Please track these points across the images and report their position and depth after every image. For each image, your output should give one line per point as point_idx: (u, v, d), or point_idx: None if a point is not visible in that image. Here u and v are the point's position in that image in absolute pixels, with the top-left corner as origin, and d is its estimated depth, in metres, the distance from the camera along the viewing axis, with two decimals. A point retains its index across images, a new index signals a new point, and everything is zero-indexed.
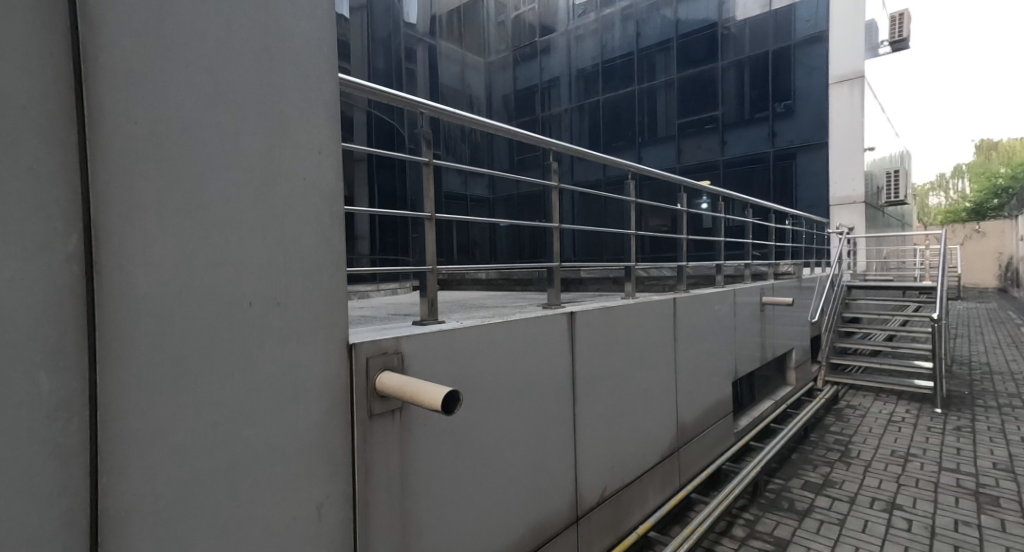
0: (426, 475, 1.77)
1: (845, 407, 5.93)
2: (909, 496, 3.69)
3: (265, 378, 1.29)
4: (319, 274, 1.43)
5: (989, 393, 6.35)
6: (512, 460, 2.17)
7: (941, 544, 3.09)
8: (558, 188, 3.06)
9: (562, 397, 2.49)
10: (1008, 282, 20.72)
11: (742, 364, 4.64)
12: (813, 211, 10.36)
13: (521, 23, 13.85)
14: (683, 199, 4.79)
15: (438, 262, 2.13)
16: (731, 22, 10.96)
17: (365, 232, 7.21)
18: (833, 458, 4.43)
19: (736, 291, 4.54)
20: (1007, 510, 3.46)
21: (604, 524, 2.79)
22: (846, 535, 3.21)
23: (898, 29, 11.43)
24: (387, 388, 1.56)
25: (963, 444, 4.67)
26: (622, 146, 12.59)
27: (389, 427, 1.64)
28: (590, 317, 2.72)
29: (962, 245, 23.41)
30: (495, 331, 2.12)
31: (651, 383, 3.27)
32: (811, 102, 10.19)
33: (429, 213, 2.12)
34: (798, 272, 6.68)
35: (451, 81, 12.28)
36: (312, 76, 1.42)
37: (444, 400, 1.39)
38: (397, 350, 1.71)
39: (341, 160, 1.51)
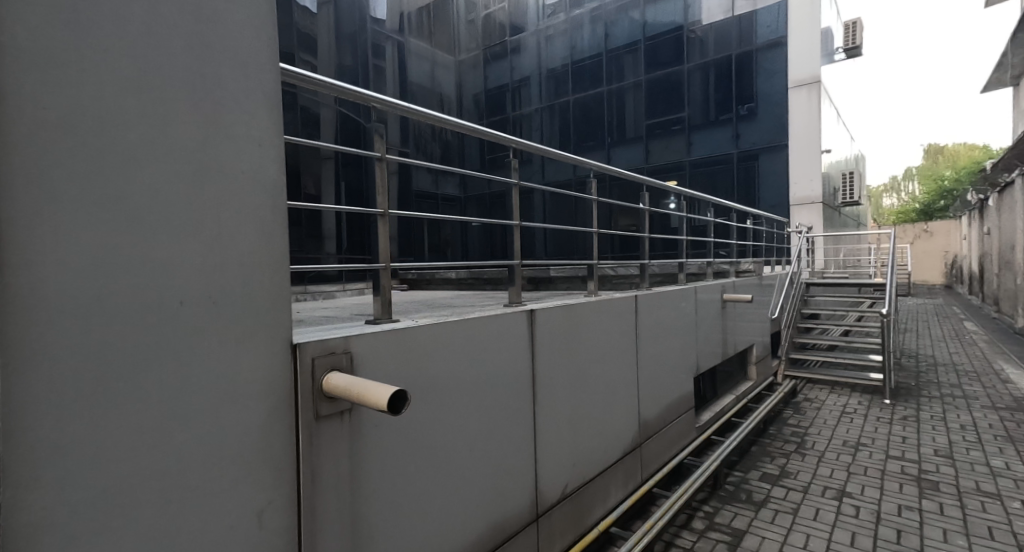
0: (375, 478, 1.72)
1: (802, 401, 6.14)
2: (858, 484, 3.84)
3: (199, 379, 1.23)
4: (259, 270, 1.38)
5: (934, 384, 6.69)
6: (469, 460, 2.15)
7: (886, 529, 3.22)
8: (518, 187, 3.11)
9: (520, 396, 2.48)
10: (952, 278, 22.05)
11: (703, 360, 4.74)
12: (774, 211, 10.73)
13: (491, 22, 13.77)
14: (645, 199, 4.87)
15: (390, 260, 2.09)
16: (697, 26, 11.19)
17: (332, 231, 7.28)
18: (789, 449, 4.58)
19: (697, 288, 4.62)
20: (945, 494, 3.63)
21: (565, 522, 2.80)
22: (799, 524, 3.32)
23: (852, 37, 12.02)
24: (334, 389, 1.52)
25: (908, 432, 4.91)
26: (592, 146, 12.71)
27: (336, 430, 1.59)
28: (550, 315, 2.72)
29: (912, 244, 24.70)
30: (452, 330, 2.09)
31: (612, 379, 3.31)
32: (772, 105, 10.52)
33: (382, 210, 2.08)
34: (759, 270, 6.87)
35: (417, 78, 11.51)
36: (250, 65, 1.37)
37: (391, 399, 1.37)
38: (346, 351, 1.66)
39: (283, 155, 1.45)
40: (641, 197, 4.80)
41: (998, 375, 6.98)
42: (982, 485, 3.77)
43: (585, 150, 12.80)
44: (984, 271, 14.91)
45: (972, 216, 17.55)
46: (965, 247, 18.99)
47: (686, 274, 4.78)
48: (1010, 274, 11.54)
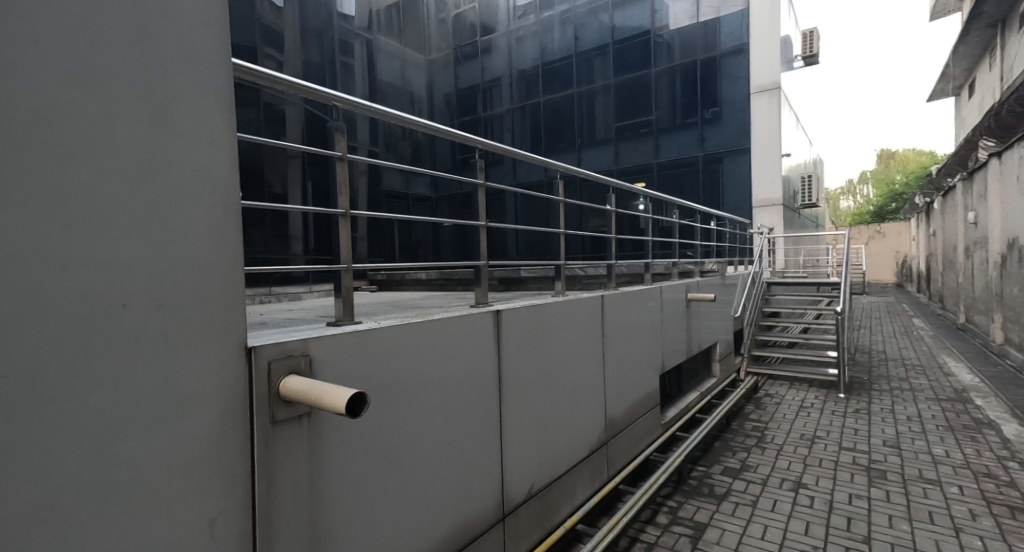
0: (337, 482, 1.70)
1: (763, 396, 6.35)
2: (814, 475, 3.99)
3: (146, 386, 1.19)
4: (209, 271, 1.33)
5: (886, 378, 7.02)
6: (434, 461, 2.14)
7: (837, 517, 3.36)
8: (485, 187, 3.12)
9: (486, 396, 2.48)
10: (903, 277, 23.22)
11: (669, 358, 4.84)
12: (738, 213, 11.07)
13: (461, 22, 13.70)
14: (612, 200, 4.95)
15: (352, 260, 2.07)
16: (664, 31, 11.43)
17: (299, 231, 7.13)
18: (750, 444, 4.73)
19: (662, 288, 4.72)
20: (891, 482, 3.82)
21: (531, 520, 2.82)
22: (758, 515, 3.43)
23: (809, 45, 12.54)
24: (291, 393, 1.49)
25: (860, 424, 5.14)
26: (562, 148, 12.82)
27: (294, 435, 1.56)
28: (516, 315, 2.73)
29: (867, 245, 25.90)
30: (416, 331, 2.08)
31: (579, 378, 3.35)
32: (735, 110, 10.85)
33: (343, 210, 2.05)
34: (722, 270, 7.07)
35: (388, 78, 11.25)
36: (200, 59, 1.32)
37: (350, 402, 1.36)
38: (304, 353, 1.63)
39: (235, 153, 1.41)
40: (608, 199, 4.88)
41: (942, 368, 7.40)
42: (925, 472, 3.98)
43: (556, 152, 12.90)
44: (931, 271, 15.77)
45: (920, 218, 18.51)
46: (914, 248, 20.06)
47: (652, 273, 4.88)
48: (953, 273, 12.26)
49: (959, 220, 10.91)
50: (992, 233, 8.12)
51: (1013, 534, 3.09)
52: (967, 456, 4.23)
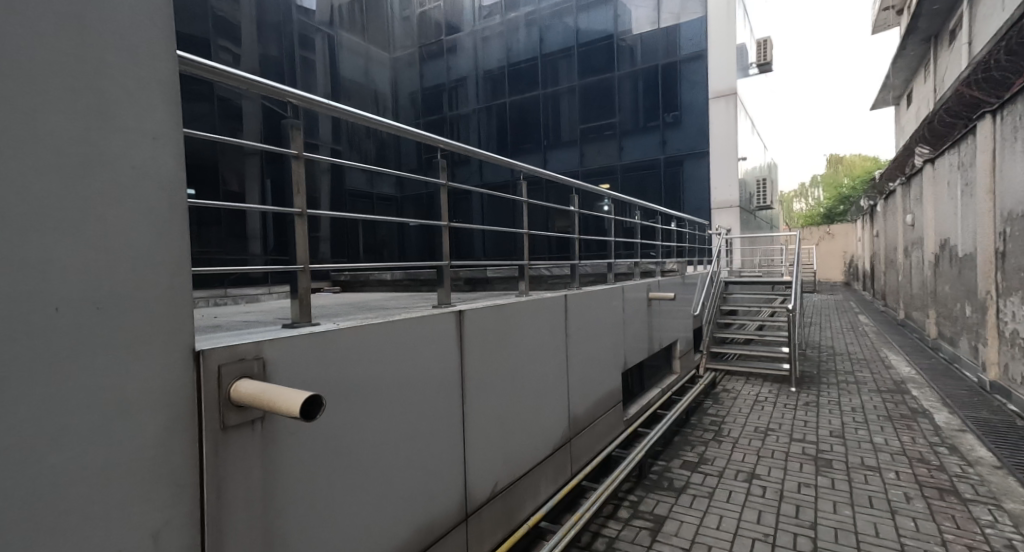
0: (292, 487, 1.65)
1: (721, 391, 6.57)
2: (766, 466, 4.16)
3: (82, 393, 1.13)
4: (153, 272, 1.28)
5: (833, 371, 7.40)
6: (395, 463, 2.11)
7: (787, 505, 3.51)
8: (447, 187, 3.10)
9: (448, 397, 2.47)
10: (849, 276, 24.48)
11: (631, 356, 4.94)
12: (698, 215, 11.40)
13: (426, 20, 13.54)
14: (575, 201, 5.01)
15: (309, 261, 2.02)
16: (627, 35, 11.65)
17: (257, 231, 6.92)
18: (708, 438, 4.88)
19: (624, 287, 4.82)
20: (836, 470, 4.03)
21: (494, 519, 2.82)
22: (713, 506, 3.55)
23: (763, 53, 13.08)
24: (243, 397, 1.45)
25: (810, 416, 5.39)
26: (528, 148, 12.89)
27: (246, 440, 1.52)
28: (479, 315, 2.73)
29: (818, 245, 27.17)
30: (375, 331, 2.05)
31: (543, 377, 3.38)
32: (695, 114, 11.18)
33: (299, 210, 2.00)
34: (682, 270, 7.27)
35: (354, 75, 10.98)
36: (142, 51, 1.27)
37: (305, 405, 1.33)
38: (257, 357, 1.59)
39: (181, 149, 1.36)
40: (571, 200, 4.94)
41: (884, 361, 7.85)
42: (866, 460, 4.21)
43: (522, 153, 12.96)
44: (875, 270, 16.71)
45: (864, 220, 19.57)
46: (860, 248, 21.17)
47: (614, 273, 4.97)
48: (893, 272, 13.04)
49: (898, 222, 11.61)
50: (926, 235, 8.69)
51: (941, 514, 3.31)
52: (904, 444, 4.50)
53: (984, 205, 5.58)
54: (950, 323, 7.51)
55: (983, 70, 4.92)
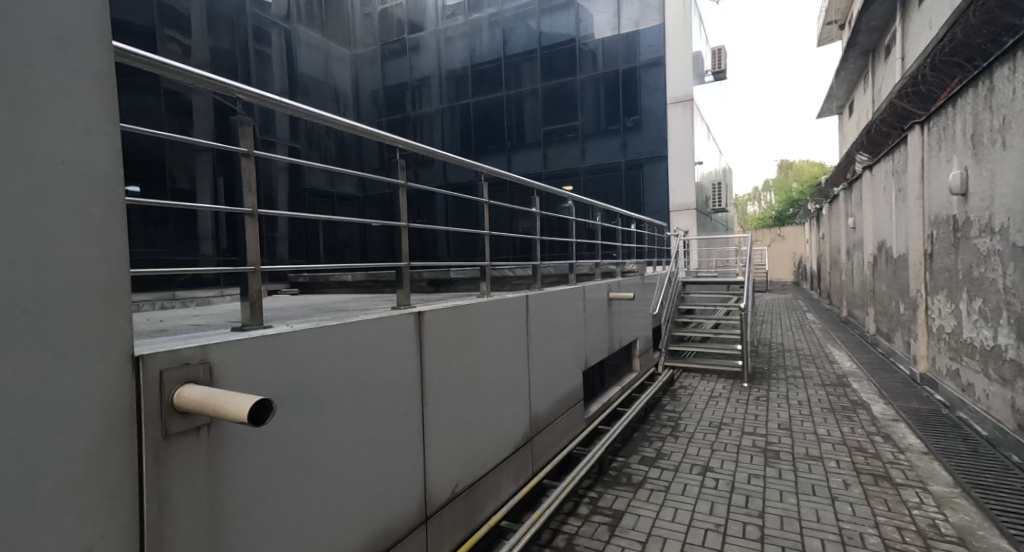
0: (240, 495, 1.60)
1: (678, 388, 6.77)
2: (719, 458, 4.32)
3: (4, 402, 1.06)
4: (84, 274, 1.21)
5: (783, 367, 7.75)
6: (351, 467, 2.08)
7: (737, 496, 3.65)
8: (406, 187, 3.07)
9: (407, 399, 2.45)
10: (798, 276, 25.71)
11: (592, 355, 5.02)
12: (657, 217, 11.71)
13: (388, 17, 13.33)
14: (537, 203, 5.04)
15: (261, 262, 1.96)
16: (589, 39, 11.84)
17: (209, 231, 6.65)
18: (666, 433, 5.02)
19: (584, 288, 4.89)
20: (783, 461, 4.22)
21: (454, 520, 2.81)
22: (669, 499, 3.65)
23: (718, 61, 13.57)
24: (187, 403, 1.39)
25: (760, 410, 5.62)
26: (492, 149, 12.91)
27: (190, 447, 1.46)
28: (439, 317, 2.72)
29: (770, 246, 28.40)
30: (331, 334, 2.01)
31: (504, 377, 3.39)
32: (654, 119, 11.47)
33: (249, 209, 1.94)
34: (642, 270, 7.45)
35: (314, 71, 10.70)
36: (74, 40, 1.21)
37: (252, 410, 1.29)
38: (203, 361, 1.53)
39: (117, 144, 1.30)
40: (533, 201, 4.97)
41: (828, 356, 8.30)
42: (810, 450, 4.43)
43: (485, 154, 12.96)
44: (821, 269, 17.60)
45: (811, 223, 20.59)
46: (807, 249, 22.25)
47: (575, 274, 5.03)
48: (837, 272, 13.81)
49: (841, 225, 12.28)
50: (865, 237, 9.23)
51: (876, 498, 3.53)
52: (844, 434, 4.77)
53: (913, 209, 5.97)
54: (887, 319, 7.99)
55: (912, 84, 5.28)
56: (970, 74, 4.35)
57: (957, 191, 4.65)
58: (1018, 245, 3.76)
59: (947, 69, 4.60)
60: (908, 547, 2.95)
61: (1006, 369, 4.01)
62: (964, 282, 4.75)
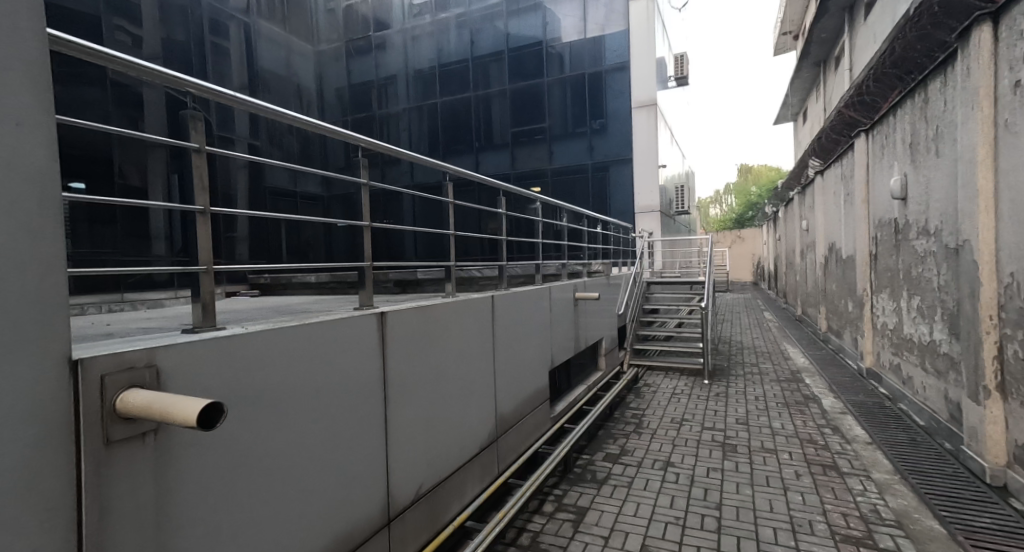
0: (191, 502, 1.54)
1: (642, 386, 6.91)
2: (680, 453, 4.44)
3: None
4: (16, 274, 1.15)
5: (742, 364, 8.02)
6: (310, 471, 2.03)
7: (696, 489, 3.76)
8: (369, 186, 3.03)
9: (370, 400, 2.42)
10: (757, 276, 26.62)
11: (557, 355, 5.07)
12: (623, 218, 11.91)
13: (353, 14, 13.07)
14: (503, 204, 5.06)
15: (214, 262, 1.90)
16: (556, 42, 11.95)
17: (162, 230, 6.41)
18: (629, 430, 5.12)
19: (550, 288, 4.92)
20: (740, 454, 4.36)
21: (418, 522, 2.78)
22: (632, 494, 3.72)
23: (680, 68, 13.93)
24: (132, 408, 1.34)
25: (720, 406, 5.80)
26: (459, 150, 12.85)
27: (135, 455, 1.40)
28: (401, 317, 2.69)
29: (730, 248, 29.29)
30: (288, 335, 1.96)
31: (469, 377, 3.38)
32: (620, 122, 11.67)
33: (202, 207, 1.87)
34: (607, 271, 7.56)
35: (275, 67, 10.39)
36: (6, 27, 1.15)
37: (202, 413, 1.25)
38: (149, 365, 1.47)
39: (54, 138, 1.24)
40: (499, 202, 4.98)
41: (784, 353, 8.63)
42: (765, 443, 4.60)
43: (453, 154, 12.90)
44: (777, 270, 18.31)
45: (768, 225, 21.37)
46: (765, 250, 23.08)
47: (541, 274, 5.07)
48: (792, 272, 14.39)
49: (796, 227, 12.79)
50: (817, 239, 9.65)
51: (824, 486, 3.70)
52: (796, 426, 4.97)
53: (859, 212, 6.28)
54: (837, 317, 8.38)
55: (859, 94, 5.56)
56: (908, 86, 4.64)
57: (898, 196, 4.94)
58: (950, 246, 4.02)
59: (889, 80, 4.86)
60: (852, 532, 3.10)
61: (940, 362, 4.28)
62: (904, 282, 5.04)
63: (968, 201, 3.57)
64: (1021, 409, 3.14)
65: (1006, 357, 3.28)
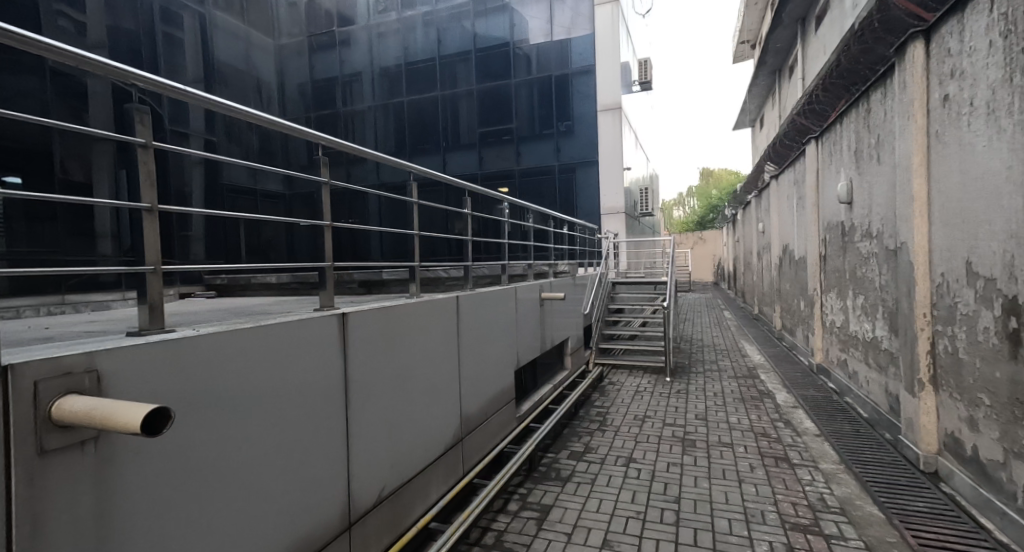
0: (135, 512, 1.48)
1: (607, 384, 7.02)
2: (642, 449, 4.53)
3: None
4: None
5: (702, 361, 8.26)
6: (266, 475, 1.98)
7: (657, 484, 3.85)
8: (330, 185, 2.96)
9: (330, 403, 2.37)
10: (718, 277, 27.43)
11: (523, 355, 5.08)
12: (590, 219, 12.06)
13: (315, 9, 12.75)
14: (468, 204, 5.05)
15: (162, 262, 1.82)
16: (524, 44, 12.00)
17: (107, 229, 6.11)
18: (593, 428, 5.19)
19: (516, 288, 4.93)
20: (699, 449, 4.49)
21: (381, 525, 2.75)
22: (594, 491, 3.78)
23: (644, 73, 14.23)
24: (69, 416, 1.28)
25: (681, 402, 5.96)
26: (425, 149, 12.74)
27: (73, 464, 1.33)
28: (363, 317, 2.65)
29: (692, 249, 30.06)
30: (243, 337, 1.91)
31: (433, 378, 3.35)
32: (586, 125, 11.83)
33: (149, 204, 1.80)
34: (573, 271, 7.64)
35: (233, 60, 10.04)
36: None
37: (145, 419, 1.21)
38: (90, 370, 1.40)
39: None
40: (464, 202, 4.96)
41: (742, 350, 8.93)
42: (722, 437, 4.75)
43: (419, 153, 12.77)
44: (736, 271, 18.93)
45: (728, 227, 22.07)
46: (725, 252, 23.83)
47: (507, 274, 5.08)
48: (750, 273, 14.92)
49: (753, 230, 13.26)
50: (772, 240, 10.03)
51: (776, 478, 3.85)
52: (751, 421, 5.16)
53: (811, 215, 6.57)
54: (790, 316, 8.74)
55: (809, 102, 5.82)
56: (853, 96, 4.89)
57: (844, 200, 5.19)
58: (890, 248, 4.24)
59: (837, 91, 5.10)
60: (799, 520, 3.24)
61: (881, 357, 4.52)
62: (850, 281, 5.31)
63: (905, 206, 3.79)
64: (950, 400, 3.35)
65: (937, 352, 3.50)
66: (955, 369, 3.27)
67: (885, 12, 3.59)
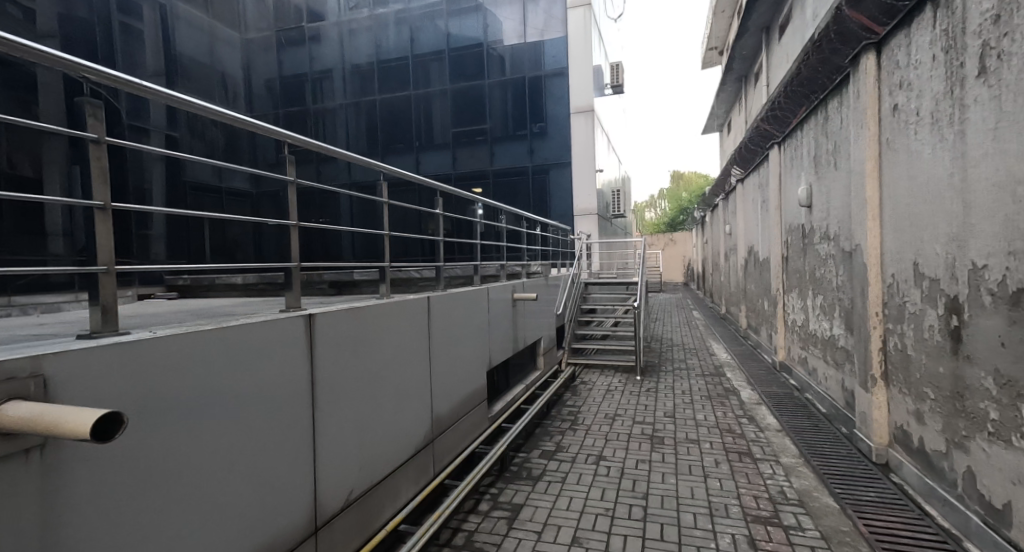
0: (84, 522, 1.42)
1: (579, 384, 7.09)
2: (612, 447, 4.59)
3: None
4: None
5: (672, 360, 8.43)
6: (228, 479, 1.93)
7: (625, 480, 3.90)
8: (297, 183, 2.90)
9: (297, 404, 2.33)
10: (688, 277, 28.00)
11: (495, 355, 5.08)
12: (563, 221, 12.15)
13: (284, 3, 12.47)
14: (440, 204, 5.02)
15: (116, 262, 1.75)
16: (497, 44, 12.00)
17: (59, 226, 5.83)
18: (565, 427, 5.23)
19: (488, 288, 4.93)
20: (667, 446, 4.57)
21: (349, 528, 2.71)
22: (564, 489, 3.81)
23: (616, 77, 14.43)
24: (10, 422, 1.22)
25: (650, 400, 6.06)
26: (397, 149, 12.61)
27: (15, 472, 1.27)
28: (331, 318, 2.60)
29: (663, 250, 30.59)
30: (203, 338, 1.85)
31: (404, 378, 3.32)
32: (559, 128, 11.92)
33: (102, 202, 1.73)
34: (546, 271, 7.69)
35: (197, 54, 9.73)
36: None
37: (94, 426, 1.16)
38: (34, 375, 1.34)
39: None
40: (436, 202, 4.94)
41: (710, 349, 9.15)
42: (689, 434, 4.85)
43: (391, 153, 12.63)
44: (705, 271, 19.38)
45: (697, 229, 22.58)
46: (695, 253, 24.37)
47: (479, 274, 5.07)
48: (717, 273, 15.29)
49: (721, 231, 13.60)
50: (738, 241, 10.32)
51: (739, 472, 3.96)
52: (717, 417, 5.29)
53: (774, 218, 6.78)
54: (755, 315, 9.00)
55: (773, 109, 6.01)
56: (813, 103, 5.07)
57: (805, 203, 5.38)
58: (846, 250, 4.42)
59: (798, 98, 5.28)
60: (760, 513, 3.34)
61: (838, 354, 4.71)
62: (810, 282, 5.51)
63: (859, 210, 3.95)
64: (900, 395, 3.52)
65: (888, 348, 3.66)
66: (904, 365, 3.43)
67: (841, 24, 3.75)
